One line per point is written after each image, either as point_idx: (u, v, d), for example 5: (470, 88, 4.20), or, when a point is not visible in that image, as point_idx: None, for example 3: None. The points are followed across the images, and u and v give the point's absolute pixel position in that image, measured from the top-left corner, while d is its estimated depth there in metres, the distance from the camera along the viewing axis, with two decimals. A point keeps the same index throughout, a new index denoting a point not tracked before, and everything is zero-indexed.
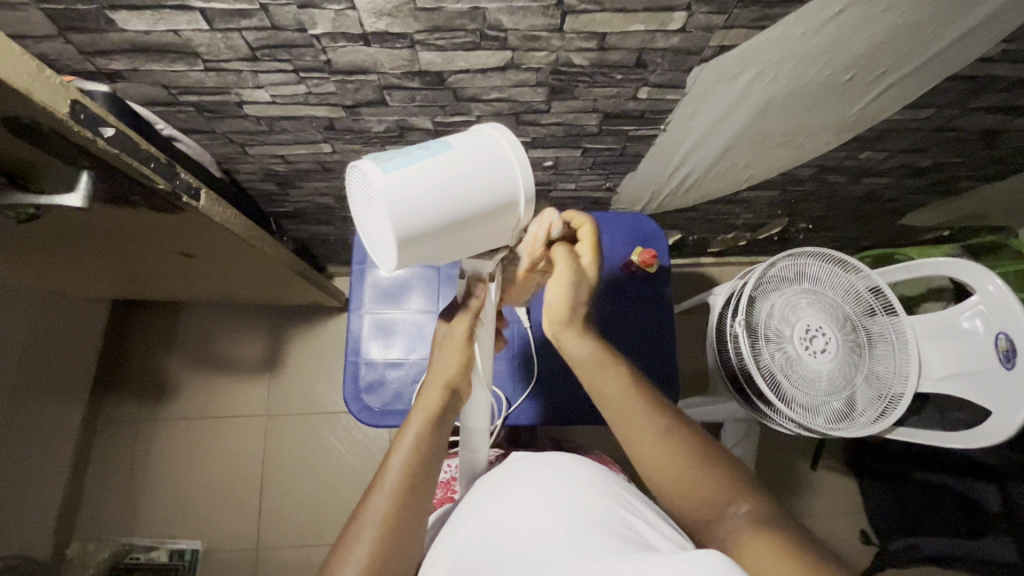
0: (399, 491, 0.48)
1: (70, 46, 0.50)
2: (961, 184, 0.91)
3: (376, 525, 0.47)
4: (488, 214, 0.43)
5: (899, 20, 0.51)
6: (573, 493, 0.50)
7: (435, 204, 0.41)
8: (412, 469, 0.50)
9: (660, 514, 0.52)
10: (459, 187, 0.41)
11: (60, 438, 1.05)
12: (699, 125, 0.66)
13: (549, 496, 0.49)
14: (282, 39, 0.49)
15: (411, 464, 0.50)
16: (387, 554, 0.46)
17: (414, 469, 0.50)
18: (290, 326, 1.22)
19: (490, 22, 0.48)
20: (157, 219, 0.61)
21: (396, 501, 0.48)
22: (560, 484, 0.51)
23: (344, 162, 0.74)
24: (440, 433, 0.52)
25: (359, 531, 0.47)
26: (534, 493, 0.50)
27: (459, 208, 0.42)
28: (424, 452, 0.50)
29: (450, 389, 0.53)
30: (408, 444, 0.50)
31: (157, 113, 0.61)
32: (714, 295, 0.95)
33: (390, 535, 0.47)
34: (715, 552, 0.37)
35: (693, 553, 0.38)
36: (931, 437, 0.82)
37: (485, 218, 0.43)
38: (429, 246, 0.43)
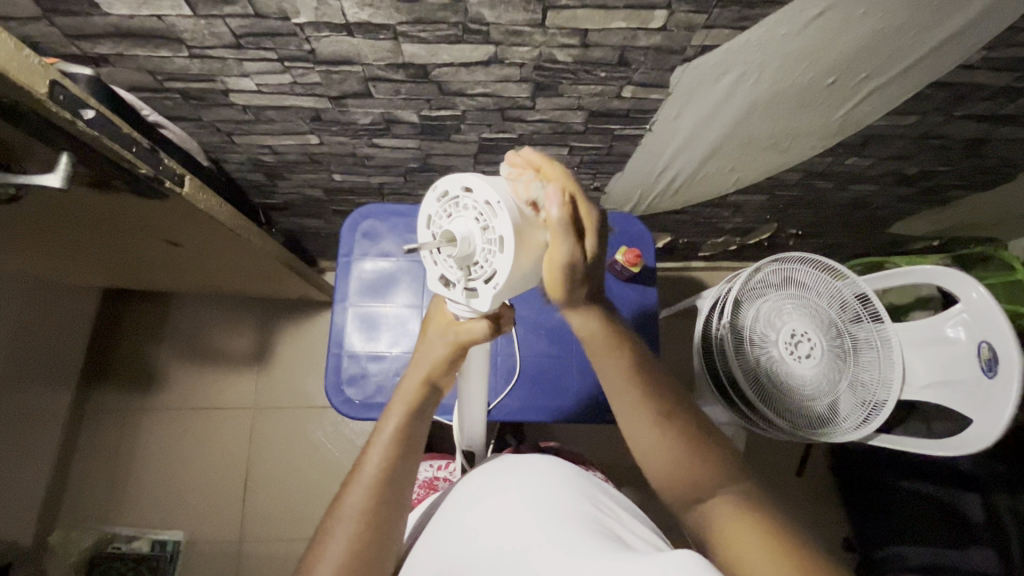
0: (375, 486, 0.48)
1: (55, 29, 0.50)
2: (948, 194, 0.91)
3: (353, 521, 0.47)
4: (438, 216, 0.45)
5: (879, 25, 0.51)
6: (552, 496, 0.49)
7: None
8: (386, 468, 0.49)
9: (623, 516, 0.51)
10: None
11: (44, 424, 1.05)
12: (684, 126, 0.66)
13: (528, 498, 0.49)
14: (266, 27, 0.49)
15: (388, 459, 0.49)
16: (362, 548, 0.46)
17: (390, 467, 0.49)
18: (280, 319, 1.22)
19: (472, 15, 0.48)
20: (141, 205, 0.61)
21: (370, 497, 0.48)
22: (537, 485, 0.51)
23: (332, 154, 0.74)
24: (417, 427, 0.51)
25: (335, 525, 0.47)
26: (513, 496, 0.50)
27: None
28: (401, 445, 0.50)
29: (430, 383, 0.51)
30: (385, 438, 0.50)
31: (143, 99, 0.62)
32: (701, 298, 0.96)
33: (366, 530, 0.47)
34: (692, 554, 0.38)
35: (670, 553, 0.39)
36: (912, 444, 0.82)
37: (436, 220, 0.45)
38: None
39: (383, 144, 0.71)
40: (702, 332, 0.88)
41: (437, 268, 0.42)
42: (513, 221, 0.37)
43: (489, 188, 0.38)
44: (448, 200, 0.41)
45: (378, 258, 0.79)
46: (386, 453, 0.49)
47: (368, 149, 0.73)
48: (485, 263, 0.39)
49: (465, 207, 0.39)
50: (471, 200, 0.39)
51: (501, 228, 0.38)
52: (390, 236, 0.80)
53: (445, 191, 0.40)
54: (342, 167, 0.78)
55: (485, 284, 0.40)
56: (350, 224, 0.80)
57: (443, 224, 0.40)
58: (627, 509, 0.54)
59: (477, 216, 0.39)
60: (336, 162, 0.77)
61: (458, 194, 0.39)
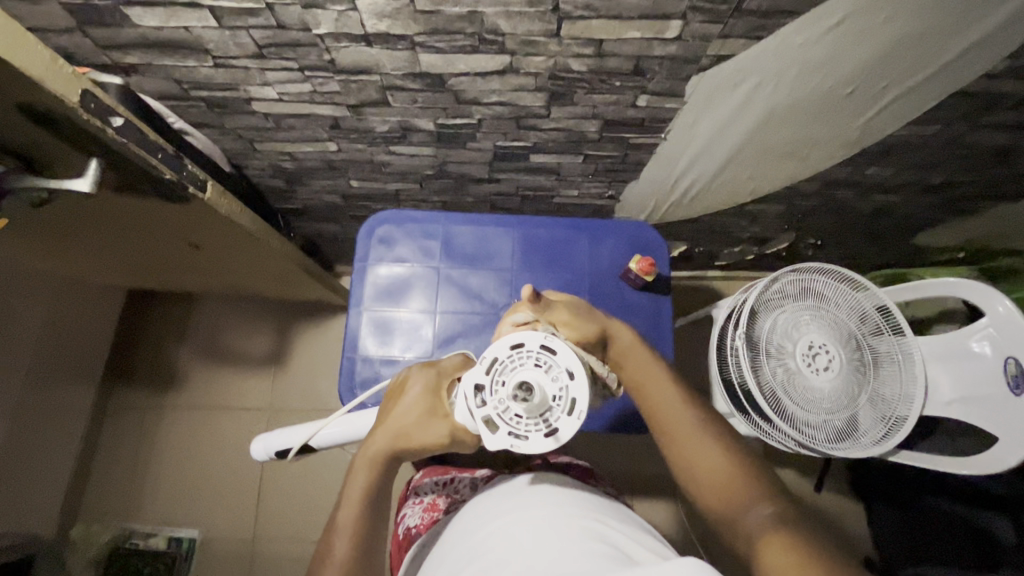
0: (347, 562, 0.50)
1: (89, 40, 0.52)
2: (973, 205, 0.89)
3: None
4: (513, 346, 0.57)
5: (899, 33, 0.50)
6: (554, 514, 0.50)
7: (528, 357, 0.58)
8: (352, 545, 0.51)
9: (627, 531, 0.50)
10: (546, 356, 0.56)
11: (70, 422, 1.08)
12: (700, 135, 0.66)
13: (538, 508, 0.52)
14: (288, 38, 0.51)
15: (357, 534, 0.52)
16: None
17: (361, 543, 0.52)
18: (297, 321, 1.24)
19: (488, 25, 0.48)
20: (165, 209, 0.63)
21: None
22: (547, 498, 0.53)
23: (350, 162, 0.76)
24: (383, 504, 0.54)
25: None
26: (515, 517, 0.51)
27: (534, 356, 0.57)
28: (370, 515, 0.53)
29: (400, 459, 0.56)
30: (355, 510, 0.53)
31: (170, 107, 0.64)
32: (717, 307, 0.95)
33: None
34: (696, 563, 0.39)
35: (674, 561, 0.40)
36: (936, 461, 0.80)
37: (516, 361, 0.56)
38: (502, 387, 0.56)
39: (400, 151, 0.73)
40: (718, 342, 0.87)
41: (489, 382, 0.48)
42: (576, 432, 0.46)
43: (579, 386, 0.47)
44: (551, 363, 0.48)
45: (392, 262, 0.80)
46: (353, 531, 0.52)
47: (386, 156, 0.74)
48: (523, 426, 0.46)
49: (553, 381, 0.47)
50: (564, 384, 0.47)
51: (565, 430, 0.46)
52: (406, 241, 0.81)
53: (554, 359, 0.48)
54: (359, 173, 0.80)
55: (506, 434, 0.47)
56: (366, 229, 0.81)
57: (535, 379, 0.47)
58: (634, 526, 0.53)
59: (558, 402, 0.47)
60: (354, 169, 0.78)
61: (562, 374, 0.47)
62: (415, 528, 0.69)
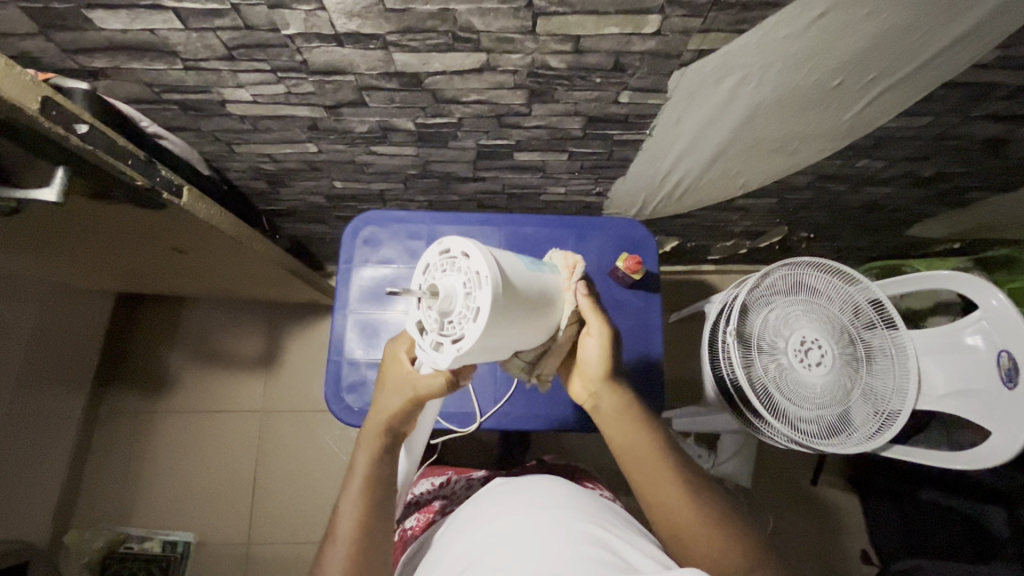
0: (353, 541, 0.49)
1: (53, 44, 0.51)
2: (967, 196, 0.88)
3: None
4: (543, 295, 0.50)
5: (885, 25, 0.49)
6: (547, 506, 0.48)
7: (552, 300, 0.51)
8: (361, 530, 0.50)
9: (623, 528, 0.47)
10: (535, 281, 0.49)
11: (61, 428, 1.08)
12: (685, 131, 0.65)
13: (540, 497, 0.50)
14: (257, 39, 0.49)
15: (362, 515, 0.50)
16: None
17: (366, 521, 0.50)
18: (288, 322, 1.24)
19: (461, 23, 0.47)
20: (141, 215, 0.62)
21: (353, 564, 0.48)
22: (551, 487, 0.52)
23: (331, 162, 0.75)
24: (385, 482, 0.53)
25: None
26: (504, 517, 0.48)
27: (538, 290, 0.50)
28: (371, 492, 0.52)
29: (392, 433, 0.54)
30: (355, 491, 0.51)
31: (143, 110, 0.62)
32: (709, 303, 0.94)
33: None
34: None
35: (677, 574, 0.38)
36: (929, 456, 0.79)
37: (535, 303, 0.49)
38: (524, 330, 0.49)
39: (381, 152, 0.71)
40: (710, 339, 0.86)
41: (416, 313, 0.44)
42: (492, 297, 0.39)
43: (478, 253, 0.41)
44: (448, 254, 0.43)
45: (378, 264, 0.79)
46: (359, 515, 0.50)
47: (367, 156, 0.72)
48: (457, 326, 0.41)
49: (455, 270, 0.41)
50: (465, 264, 0.41)
51: (489, 307, 0.40)
52: (391, 242, 0.79)
53: (447, 248, 0.43)
54: (342, 174, 0.78)
55: (450, 345, 0.41)
56: (351, 230, 0.80)
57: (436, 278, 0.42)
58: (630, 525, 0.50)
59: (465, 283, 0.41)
60: (336, 170, 0.77)
61: (457, 257, 0.42)
62: (410, 530, 0.67)
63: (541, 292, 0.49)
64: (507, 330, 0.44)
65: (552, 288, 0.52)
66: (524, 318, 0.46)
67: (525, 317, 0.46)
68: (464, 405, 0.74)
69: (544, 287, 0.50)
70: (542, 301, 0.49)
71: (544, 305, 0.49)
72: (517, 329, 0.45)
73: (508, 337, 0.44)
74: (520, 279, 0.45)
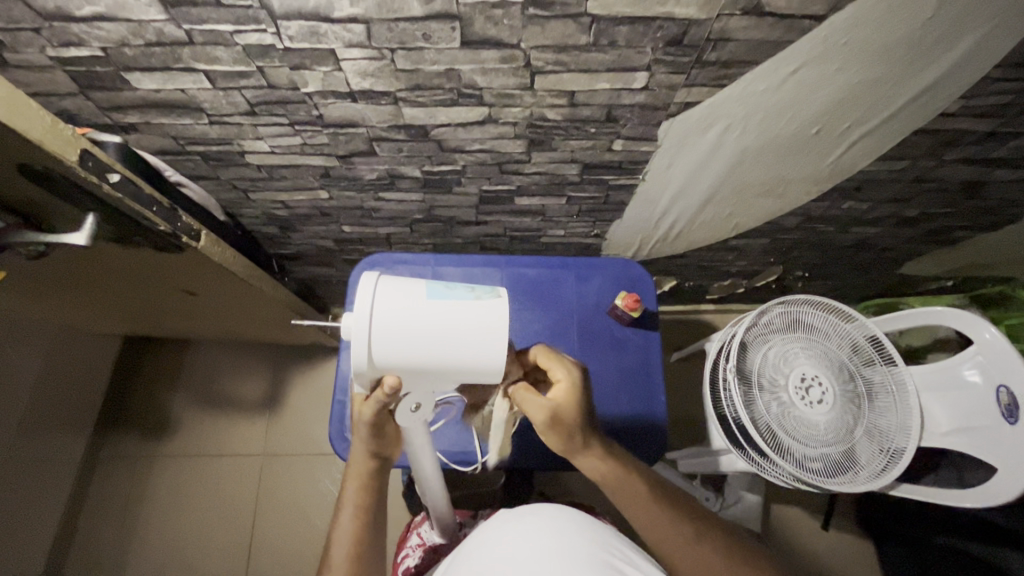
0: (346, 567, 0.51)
1: (91, 102, 0.56)
2: (952, 235, 0.91)
3: None
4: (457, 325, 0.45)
5: (854, 79, 0.53)
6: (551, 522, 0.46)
7: (475, 330, 0.46)
8: (357, 548, 0.52)
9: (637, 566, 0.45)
10: (451, 310, 0.46)
11: (60, 473, 1.07)
12: (676, 175, 0.68)
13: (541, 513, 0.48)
14: (278, 96, 0.54)
15: (355, 539, 0.52)
16: None
17: (359, 547, 0.52)
18: (293, 364, 1.25)
19: (466, 81, 0.51)
20: (160, 257, 0.65)
21: None
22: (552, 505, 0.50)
23: (341, 208, 0.79)
24: (375, 501, 0.54)
25: None
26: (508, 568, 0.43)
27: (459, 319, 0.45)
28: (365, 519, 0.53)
29: (377, 457, 0.54)
30: (350, 516, 0.53)
31: (167, 161, 0.67)
32: (709, 341, 0.95)
33: None
34: None
35: None
36: (939, 494, 0.78)
37: (448, 333, 0.45)
38: (452, 368, 0.46)
39: (389, 198, 0.75)
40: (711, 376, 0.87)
41: None
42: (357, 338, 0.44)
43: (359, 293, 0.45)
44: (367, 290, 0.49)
45: None
46: (354, 535, 0.52)
47: (375, 202, 0.76)
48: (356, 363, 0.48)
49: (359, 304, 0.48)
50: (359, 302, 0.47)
51: (357, 349, 0.45)
52: None
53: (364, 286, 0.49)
54: (351, 219, 0.82)
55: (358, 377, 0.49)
56: (357, 272, 0.82)
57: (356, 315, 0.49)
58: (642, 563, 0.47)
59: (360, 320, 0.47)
60: (345, 215, 0.81)
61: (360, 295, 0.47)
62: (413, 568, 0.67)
63: (451, 321, 0.45)
64: (399, 365, 0.46)
65: (479, 311, 0.46)
66: (418, 352, 0.45)
67: (418, 352, 0.45)
68: (466, 443, 0.74)
69: (463, 311, 0.46)
70: (456, 330, 0.45)
71: (463, 335, 0.45)
72: (414, 362, 0.46)
73: (411, 369, 0.46)
74: (410, 311, 0.45)
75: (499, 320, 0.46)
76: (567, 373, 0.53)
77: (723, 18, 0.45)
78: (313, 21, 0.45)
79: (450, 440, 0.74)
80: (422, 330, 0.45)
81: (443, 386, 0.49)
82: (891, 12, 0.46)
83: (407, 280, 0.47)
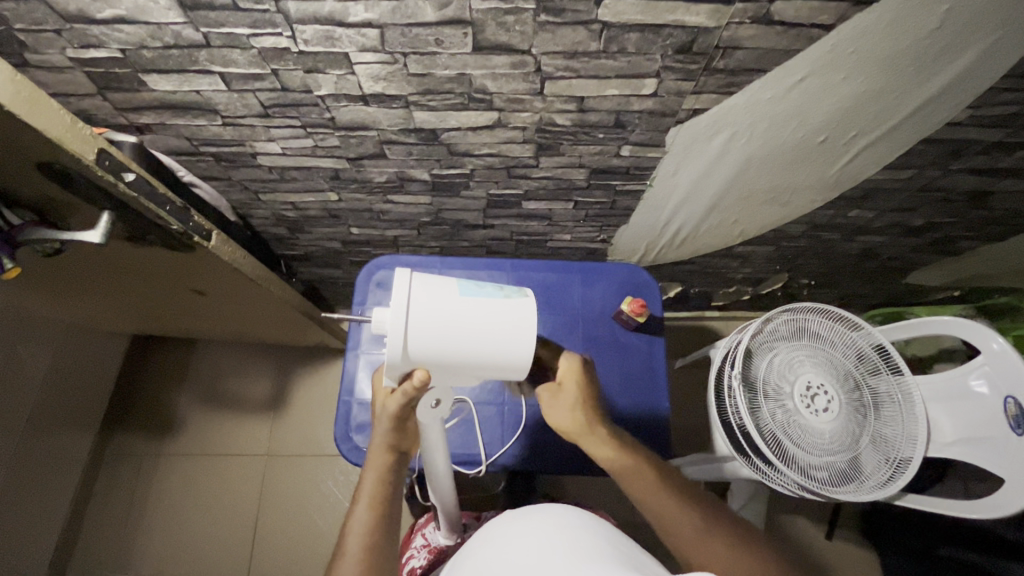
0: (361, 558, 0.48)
1: (108, 103, 0.57)
2: (959, 245, 0.91)
3: None
4: (492, 326, 0.47)
5: (860, 89, 0.54)
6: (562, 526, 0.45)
7: (509, 333, 0.48)
8: (372, 539, 0.49)
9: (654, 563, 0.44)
10: (485, 310, 0.47)
11: (67, 471, 1.07)
12: (683, 181, 0.69)
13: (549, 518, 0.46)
14: (291, 99, 0.55)
15: (371, 530, 0.50)
16: None
17: (374, 537, 0.50)
18: (298, 365, 1.25)
19: (476, 86, 0.52)
20: (171, 256, 0.66)
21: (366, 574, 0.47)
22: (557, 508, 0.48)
23: (349, 210, 0.79)
24: (392, 492, 0.53)
25: None
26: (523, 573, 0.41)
27: (494, 319, 0.47)
28: (379, 512, 0.51)
29: (394, 450, 0.55)
30: (367, 506, 0.52)
31: (180, 161, 0.68)
32: (715, 348, 0.95)
33: None
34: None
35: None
36: (944, 505, 0.78)
37: (485, 335, 0.47)
38: (482, 366, 0.48)
39: (397, 200, 0.76)
40: (716, 384, 0.87)
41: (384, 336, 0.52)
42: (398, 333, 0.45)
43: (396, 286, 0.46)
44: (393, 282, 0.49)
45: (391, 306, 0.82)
46: (369, 524, 0.50)
47: (383, 204, 0.77)
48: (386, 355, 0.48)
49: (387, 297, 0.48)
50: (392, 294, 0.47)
51: (390, 342, 0.45)
52: None
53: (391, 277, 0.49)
54: (359, 221, 0.83)
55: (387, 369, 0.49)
56: (365, 274, 0.83)
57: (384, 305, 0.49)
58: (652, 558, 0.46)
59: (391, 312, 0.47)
60: (354, 217, 0.82)
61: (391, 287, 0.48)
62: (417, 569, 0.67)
63: (486, 320, 0.47)
64: (431, 360, 0.47)
65: (511, 311, 0.48)
66: (451, 347, 0.46)
67: (453, 348, 0.46)
68: (470, 446, 0.74)
69: (494, 311, 0.47)
70: (493, 329, 0.47)
71: (495, 329, 0.47)
72: (446, 358, 0.47)
73: (442, 363, 0.47)
74: (447, 307, 0.46)
75: (529, 320, 0.48)
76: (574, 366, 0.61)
77: (732, 27, 0.46)
78: (328, 25, 0.45)
79: (456, 442, 0.74)
80: (458, 328, 0.46)
81: (465, 381, 0.51)
82: (898, 21, 0.46)
83: (438, 278, 0.48)
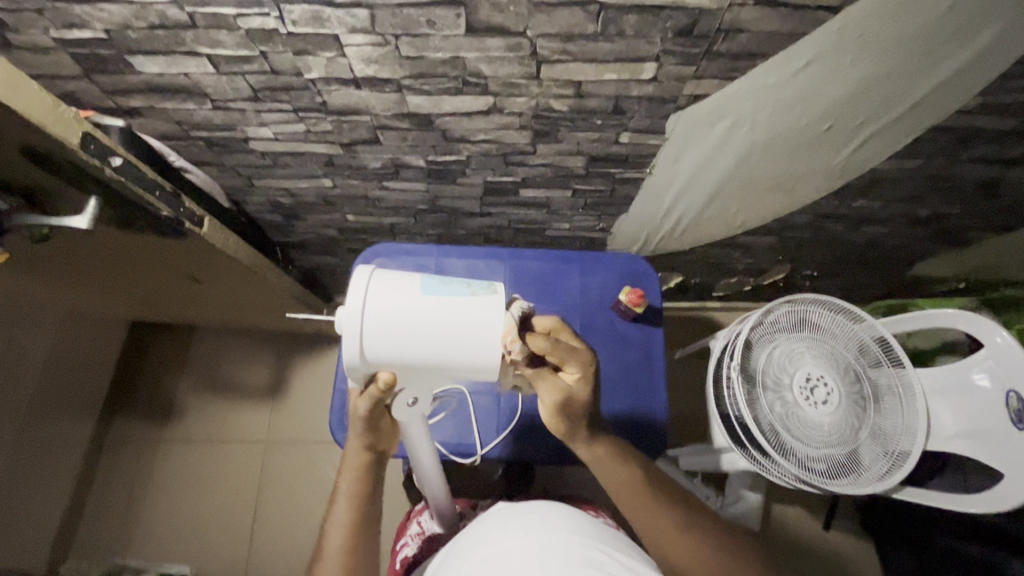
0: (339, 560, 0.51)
1: (95, 85, 0.55)
2: (966, 236, 0.89)
3: None
4: (454, 325, 0.45)
5: (868, 73, 0.52)
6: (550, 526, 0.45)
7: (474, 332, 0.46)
8: (351, 539, 0.52)
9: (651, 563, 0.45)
10: (446, 309, 0.46)
11: (67, 456, 1.08)
12: (683, 169, 0.67)
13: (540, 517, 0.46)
14: (281, 82, 0.53)
15: (349, 532, 0.52)
16: None
17: (353, 540, 0.52)
18: (296, 352, 1.25)
19: (471, 69, 0.51)
20: (163, 243, 0.65)
21: None
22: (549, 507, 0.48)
23: (345, 196, 0.78)
24: (371, 492, 0.54)
25: None
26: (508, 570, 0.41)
27: (454, 318, 0.46)
28: (358, 515, 0.53)
29: (371, 450, 0.53)
30: (345, 507, 0.53)
31: (171, 146, 0.67)
32: (714, 339, 0.94)
33: None
34: None
35: None
36: (942, 498, 0.78)
37: (447, 335, 0.46)
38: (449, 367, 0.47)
39: (392, 187, 0.75)
40: (715, 375, 0.86)
41: None
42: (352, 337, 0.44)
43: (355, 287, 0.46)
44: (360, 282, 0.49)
45: None
46: (349, 525, 0.52)
47: (379, 191, 0.76)
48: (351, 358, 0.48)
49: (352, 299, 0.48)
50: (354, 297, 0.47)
51: (349, 345, 0.45)
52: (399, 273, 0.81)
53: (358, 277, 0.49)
54: (354, 208, 0.82)
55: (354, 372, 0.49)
56: (361, 262, 0.82)
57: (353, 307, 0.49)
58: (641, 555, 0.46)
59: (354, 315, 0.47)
60: (349, 204, 0.80)
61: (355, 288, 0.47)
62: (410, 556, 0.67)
63: (447, 318, 0.45)
64: (393, 362, 0.46)
65: (475, 308, 0.46)
66: (412, 349, 0.45)
67: (411, 348, 0.46)
68: (465, 436, 0.74)
69: (458, 309, 0.46)
70: (451, 325, 0.46)
71: (459, 329, 0.45)
72: (407, 359, 0.46)
73: (406, 365, 0.47)
74: (407, 304, 0.45)
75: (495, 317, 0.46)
76: (579, 365, 0.50)
77: (734, 9, 0.44)
78: (316, 5, 0.44)
79: (450, 433, 0.74)
80: (419, 329, 0.45)
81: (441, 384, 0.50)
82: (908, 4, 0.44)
83: (404, 275, 0.47)
